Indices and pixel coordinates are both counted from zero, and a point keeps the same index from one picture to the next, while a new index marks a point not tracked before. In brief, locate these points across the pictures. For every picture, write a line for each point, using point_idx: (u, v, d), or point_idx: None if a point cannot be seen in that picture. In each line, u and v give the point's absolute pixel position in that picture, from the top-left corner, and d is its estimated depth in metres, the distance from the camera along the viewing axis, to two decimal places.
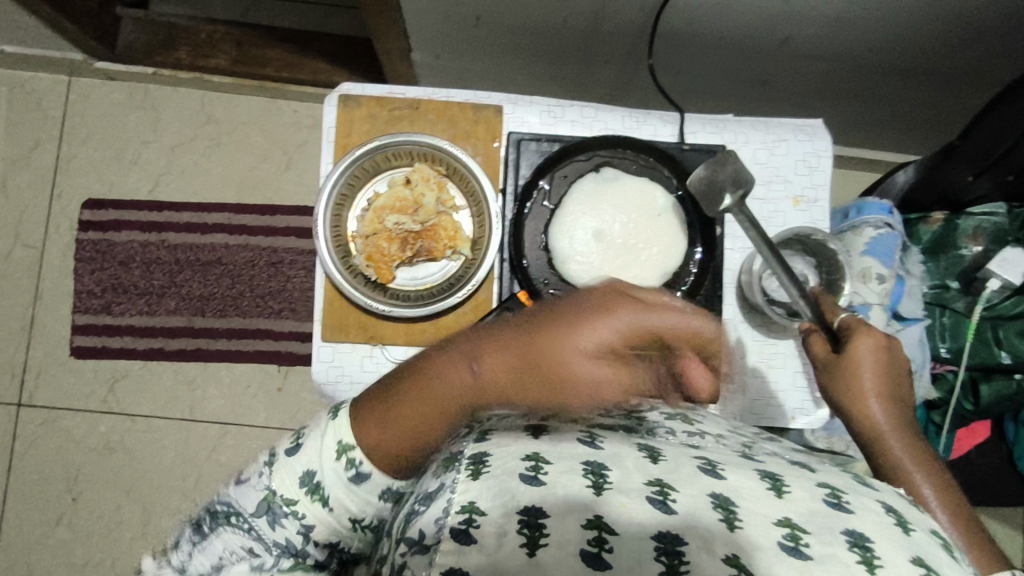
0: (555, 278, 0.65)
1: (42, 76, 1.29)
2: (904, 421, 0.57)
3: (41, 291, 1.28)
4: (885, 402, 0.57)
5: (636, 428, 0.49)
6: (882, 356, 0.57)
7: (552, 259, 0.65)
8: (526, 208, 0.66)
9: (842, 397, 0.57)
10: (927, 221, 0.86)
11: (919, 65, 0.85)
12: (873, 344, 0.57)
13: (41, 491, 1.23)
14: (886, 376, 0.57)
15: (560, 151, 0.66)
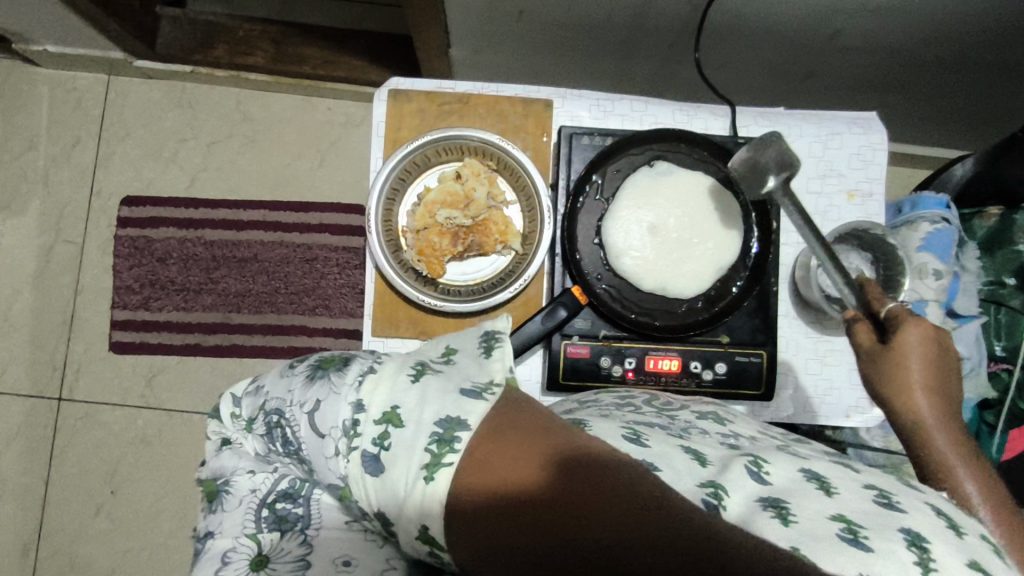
0: (608, 273, 0.65)
1: (83, 76, 1.31)
2: (952, 418, 0.52)
3: (81, 287, 1.29)
4: (936, 398, 0.52)
5: (671, 429, 0.49)
6: (930, 346, 0.51)
7: (606, 254, 0.65)
8: (579, 202, 0.65)
9: (886, 388, 0.52)
10: (982, 216, 0.84)
11: (972, 57, 0.84)
12: (920, 335, 0.51)
13: (81, 484, 1.25)
14: (939, 370, 0.52)
15: (614, 144, 0.65)
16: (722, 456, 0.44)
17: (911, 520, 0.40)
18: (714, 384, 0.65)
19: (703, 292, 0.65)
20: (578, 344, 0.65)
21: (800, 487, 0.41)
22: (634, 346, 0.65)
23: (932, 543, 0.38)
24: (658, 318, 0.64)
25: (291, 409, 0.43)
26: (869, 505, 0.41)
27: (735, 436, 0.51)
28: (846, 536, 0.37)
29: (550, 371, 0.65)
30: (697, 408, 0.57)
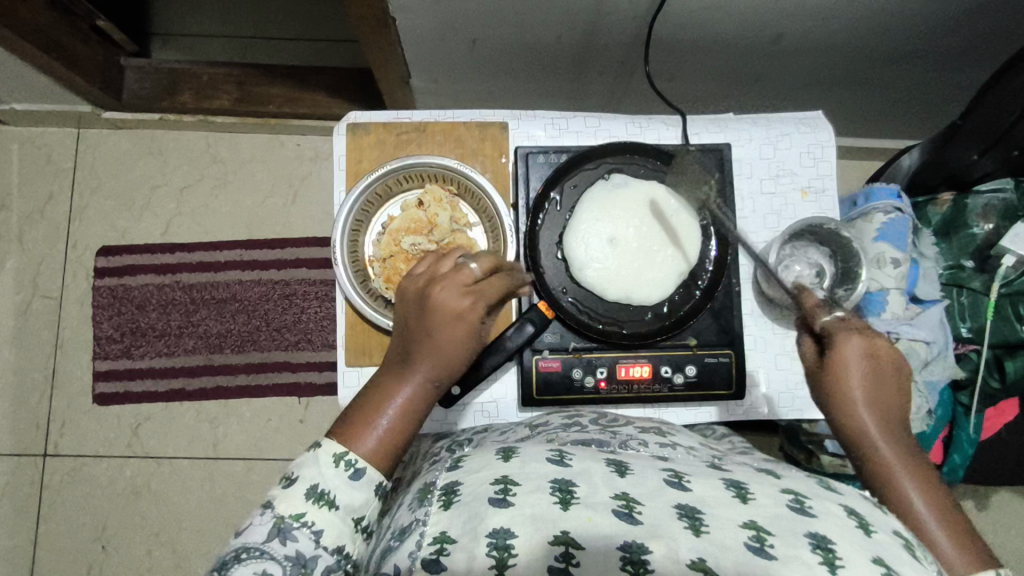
0: (572, 285, 0.66)
1: (52, 130, 1.32)
2: (895, 425, 0.55)
3: (61, 341, 1.29)
4: (883, 415, 0.55)
5: (609, 442, 0.53)
6: (871, 360, 0.56)
7: (570, 267, 0.66)
8: (539, 219, 0.66)
9: (829, 403, 0.56)
10: (935, 203, 0.88)
11: (910, 50, 0.87)
12: (861, 345, 0.56)
13: (72, 540, 1.24)
14: (879, 394, 0.55)
15: (569, 161, 0.67)
16: (646, 469, 0.45)
17: (822, 523, 0.40)
18: (686, 387, 0.67)
19: (666, 298, 0.66)
20: (550, 358, 0.66)
21: (716, 495, 0.42)
22: (604, 356, 0.66)
23: (839, 544, 0.38)
24: (624, 326, 0.66)
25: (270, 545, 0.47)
26: (781, 510, 0.41)
27: (673, 446, 0.54)
28: (754, 544, 0.37)
29: (523, 387, 0.66)
30: (640, 425, 0.60)
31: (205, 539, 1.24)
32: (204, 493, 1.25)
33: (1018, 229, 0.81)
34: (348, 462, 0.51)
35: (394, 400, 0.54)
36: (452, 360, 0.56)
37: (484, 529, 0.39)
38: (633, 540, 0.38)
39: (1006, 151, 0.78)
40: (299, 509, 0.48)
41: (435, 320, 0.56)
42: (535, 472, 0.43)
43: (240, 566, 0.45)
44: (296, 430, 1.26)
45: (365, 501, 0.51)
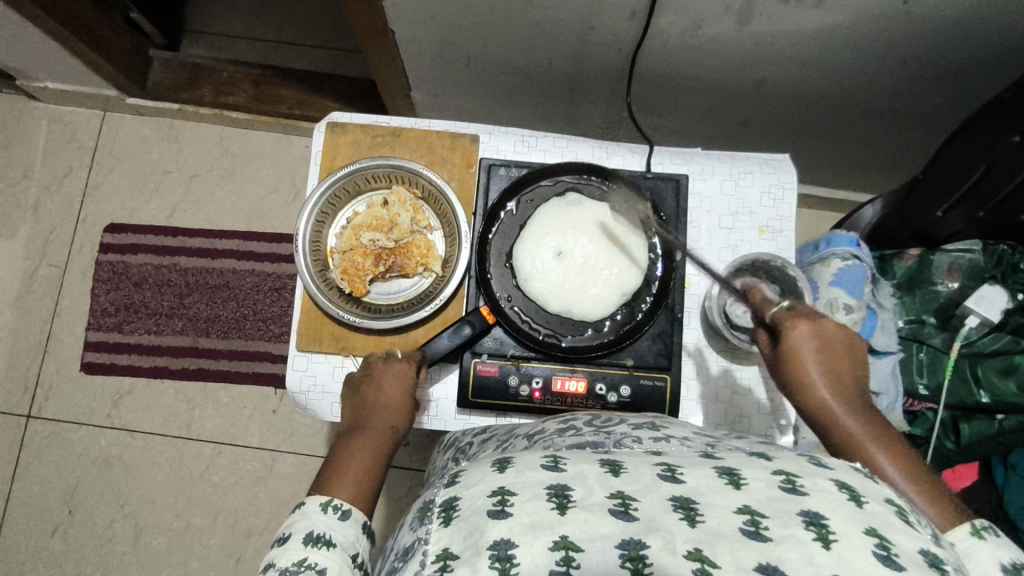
0: (518, 294, 0.68)
1: (80, 111, 1.40)
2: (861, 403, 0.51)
3: (59, 309, 1.35)
4: (842, 390, 0.52)
5: (604, 442, 0.53)
6: (822, 339, 0.53)
7: (517, 276, 0.68)
8: (492, 230, 0.69)
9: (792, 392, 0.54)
10: (902, 257, 0.89)
11: (888, 107, 0.88)
12: (806, 329, 0.53)
13: (40, 502, 1.27)
14: (833, 367, 0.52)
15: (524, 176, 0.70)
16: (638, 465, 0.46)
17: (815, 500, 0.40)
18: (619, 407, 0.68)
19: (608, 316, 0.68)
20: (488, 362, 0.68)
21: (708, 483, 0.42)
22: (541, 367, 0.68)
23: (833, 520, 0.38)
24: (564, 339, 0.67)
25: None
26: (774, 492, 0.41)
27: (667, 438, 0.52)
28: (747, 530, 0.39)
29: (461, 389, 0.68)
30: (634, 421, 0.57)
31: (166, 517, 1.25)
32: (171, 471, 1.27)
33: (982, 292, 0.81)
34: (335, 507, 0.52)
35: (360, 447, 0.58)
36: (400, 412, 0.62)
37: (486, 542, 0.41)
38: (631, 536, 0.40)
39: (971, 211, 0.77)
40: (299, 556, 0.48)
41: (376, 383, 0.64)
42: (530, 480, 0.45)
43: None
44: (268, 419, 1.29)
45: (357, 538, 0.52)
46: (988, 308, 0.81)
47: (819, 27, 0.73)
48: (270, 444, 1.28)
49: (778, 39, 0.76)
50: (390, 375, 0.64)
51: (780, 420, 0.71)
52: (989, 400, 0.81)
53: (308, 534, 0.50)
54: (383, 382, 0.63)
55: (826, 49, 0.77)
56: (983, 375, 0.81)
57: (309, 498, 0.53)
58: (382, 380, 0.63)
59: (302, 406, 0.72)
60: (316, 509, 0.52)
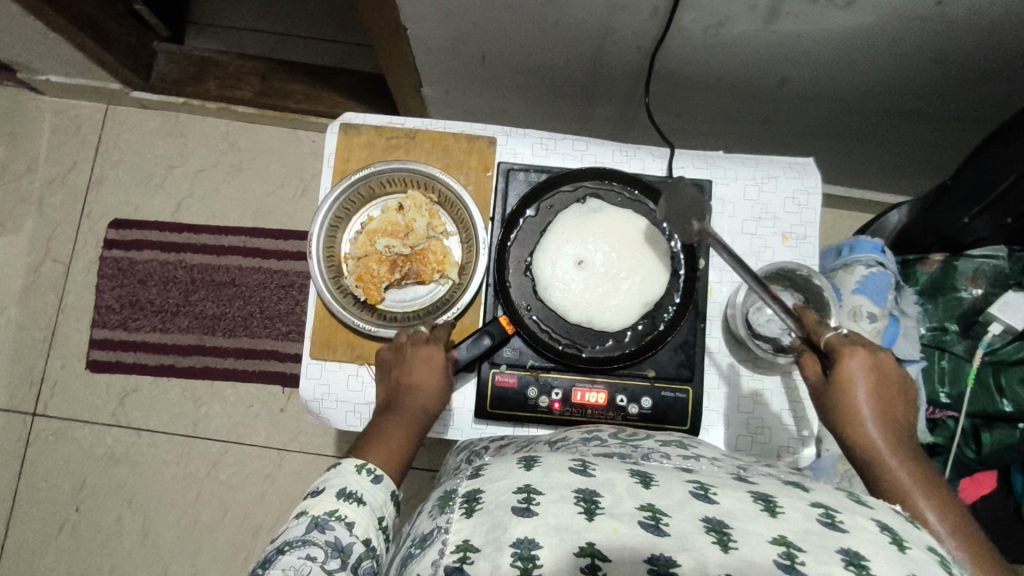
0: (537, 303, 0.67)
1: (84, 104, 1.38)
2: (905, 440, 0.50)
3: (64, 304, 1.33)
4: (889, 427, 0.50)
5: (631, 454, 0.52)
6: (876, 374, 0.50)
7: (536, 284, 0.67)
8: (511, 236, 0.68)
9: (832, 422, 0.52)
10: (925, 262, 0.87)
11: (913, 108, 0.86)
12: (864, 363, 0.50)
13: (48, 500, 1.26)
14: (884, 404, 0.50)
15: (547, 180, 0.69)
16: (670, 480, 0.46)
17: (854, 538, 0.39)
18: (640, 419, 0.67)
19: (629, 326, 0.66)
20: (507, 373, 0.67)
21: (743, 508, 0.42)
22: (561, 378, 0.67)
23: (874, 561, 0.37)
24: (583, 349, 0.66)
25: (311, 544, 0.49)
26: (811, 525, 0.40)
27: (696, 457, 0.52)
28: (783, 561, 0.37)
29: (479, 399, 0.67)
30: (661, 437, 0.56)
31: (174, 515, 1.25)
32: (179, 469, 1.26)
33: (1008, 299, 0.79)
34: (369, 470, 0.56)
35: (395, 429, 0.60)
36: (429, 393, 0.62)
37: (507, 539, 0.40)
38: (661, 552, 0.39)
39: (999, 217, 0.77)
40: (331, 506, 0.53)
41: (405, 364, 0.63)
42: (558, 482, 0.45)
43: (286, 555, 0.48)
44: (276, 418, 1.28)
45: (384, 502, 0.56)
46: (1014, 317, 0.79)
47: (847, 28, 0.71)
48: (277, 443, 1.27)
49: (804, 39, 0.74)
50: (417, 358, 0.63)
51: (802, 432, 0.69)
52: (1012, 409, 0.79)
53: (341, 488, 0.54)
54: (411, 364, 0.63)
55: (854, 50, 0.75)
56: (1007, 384, 0.80)
57: (345, 458, 0.58)
58: (410, 363, 0.63)
59: (314, 414, 0.71)
60: (350, 471, 0.56)
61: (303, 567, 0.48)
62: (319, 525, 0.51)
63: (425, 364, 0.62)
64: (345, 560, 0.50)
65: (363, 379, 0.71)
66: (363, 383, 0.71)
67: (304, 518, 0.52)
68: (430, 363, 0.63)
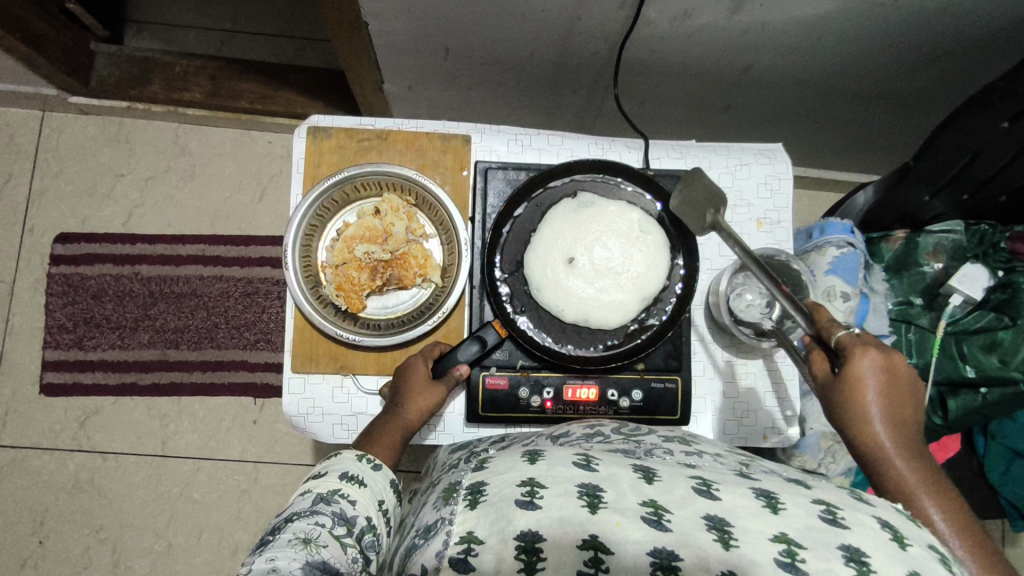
0: (531, 305, 0.66)
1: (15, 111, 1.28)
2: (911, 439, 0.50)
3: (10, 327, 1.25)
4: (897, 427, 0.50)
5: (635, 449, 0.52)
6: (885, 374, 0.50)
7: (529, 286, 0.66)
8: (503, 233, 0.67)
9: (838, 421, 0.52)
10: (889, 240, 0.90)
11: (870, 90, 0.89)
12: (874, 363, 0.50)
13: (8, 534, 1.19)
14: (891, 402, 0.50)
15: (530, 179, 0.67)
16: (673, 476, 0.46)
17: (854, 535, 0.41)
18: (631, 411, 0.67)
19: (626, 323, 0.66)
20: (497, 375, 0.67)
21: (746, 505, 0.42)
22: (551, 376, 0.67)
23: (873, 557, 0.39)
24: (578, 350, 0.66)
25: (319, 516, 0.50)
26: (812, 521, 0.41)
27: (698, 452, 0.52)
28: (783, 559, 0.39)
29: (470, 403, 0.66)
30: (663, 433, 0.57)
31: (148, 538, 1.20)
32: (149, 491, 1.21)
33: (966, 271, 0.83)
34: (369, 459, 0.58)
35: (393, 427, 0.62)
36: (422, 394, 0.63)
37: (513, 533, 0.41)
38: (663, 545, 0.40)
39: (957, 195, 0.80)
40: (335, 485, 0.54)
41: (404, 369, 0.65)
42: (561, 476, 0.45)
43: (295, 522, 0.49)
44: (249, 431, 1.24)
45: (385, 488, 0.57)
46: (972, 287, 0.83)
47: (810, 15, 0.72)
48: (253, 456, 1.23)
49: (769, 27, 0.75)
50: (413, 361, 0.65)
51: (785, 412, 0.71)
52: (975, 374, 0.83)
53: (345, 471, 0.56)
54: (407, 368, 0.64)
55: (817, 36, 0.76)
56: (970, 352, 0.84)
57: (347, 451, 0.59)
58: (406, 367, 0.65)
59: (299, 429, 0.69)
60: (355, 458, 0.57)
61: (312, 530, 0.48)
62: (324, 501, 0.52)
63: (419, 366, 0.64)
64: (351, 529, 0.51)
65: (349, 391, 0.69)
66: (349, 396, 0.69)
67: (308, 497, 0.52)
68: (424, 366, 0.64)
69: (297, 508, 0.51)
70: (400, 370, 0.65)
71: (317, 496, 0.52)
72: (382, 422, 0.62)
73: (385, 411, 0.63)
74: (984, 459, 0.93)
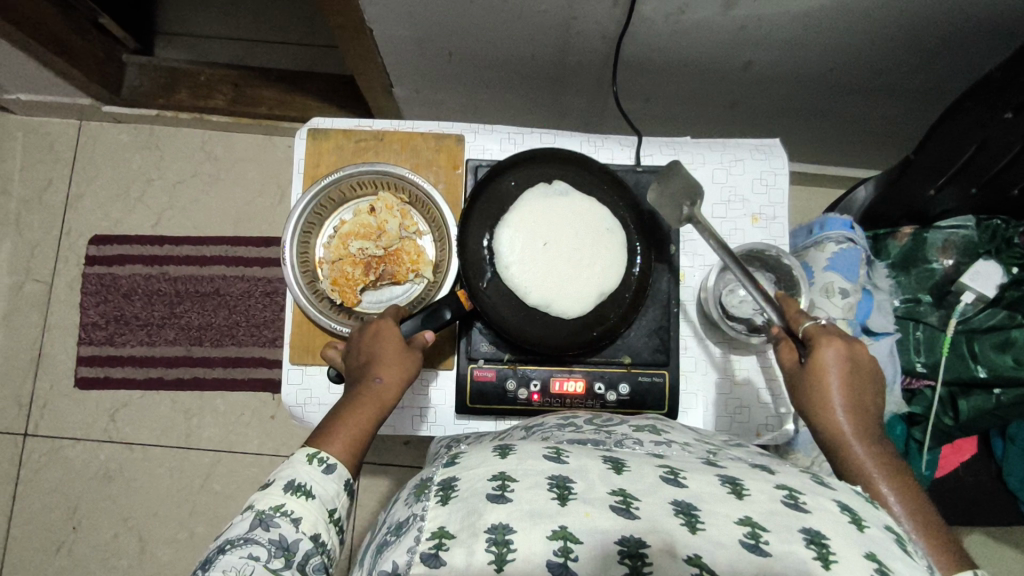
0: (496, 283, 0.66)
1: (56, 121, 1.37)
2: (874, 431, 0.52)
3: (49, 324, 1.32)
4: (859, 416, 0.53)
5: (604, 440, 0.52)
6: (849, 366, 0.53)
7: (496, 264, 0.66)
8: (475, 208, 0.67)
9: (804, 409, 0.54)
10: (895, 236, 0.89)
11: (877, 83, 0.87)
12: (837, 352, 0.53)
13: (44, 519, 1.26)
14: (855, 393, 0.53)
15: (493, 168, 0.67)
16: (642, 465, 0.46)
17: (816, 518, 0.40)
18: (618, 405, 0.68)
19: (586, 315, 0.66)
20: (485, 367, 0.69)
21: (712, 491, 0.42)
22: (539, 369, 0.68)
23: (833, 540, 0.39)
24: (548, 335, 0.65)
25: (253, 547, 0.47)
26: (775, 506, 0.41)
27: (667, 442, 0.52)
28: (747, 541, 0.39)
29: (458, 394, 0.69)
30: (635, 422, 0.57)
31: (171, 527, 1.25)
32: (173, 482, 1.27)
33: (978, 267, 0.82)
34: (321, 459, 0.54)
35: (363, 411, 0.58)
36: (396, 375, 0.59)
37: (483, 525, 0.39)
38: (631, 534, 0.39)
39: (964, 187, 0.78)
40: (278, 501, 0.51)
41: (373, 348, 0.60)
42: (532, 469, 0.44)
43: (226, 554, 0.46)
44: (267, 425, 1.29)
45: (336, 493, 0.54)
46: (985, 284, 0.82)
47: (805, 9, 0.71)
48: (270, 450, 1.28)
49: (765, 21, 0.75)
50: (384, 339, 0.60)
51: (780, 409, 0.71)
52: (987, 374, 0.80)
53: (289, 481, 0.52)
54: (378, 346, 0.60)
55: (816, 29, 0.75)
56: (980, 351, 0.81)
57: (306, 448, 0.55)
58: (377, 345, 0.60)
59: (298, 419, 0.72)
60: (304, 461, 0.54)
61: (244, 566, 0.46)
62: (262, 522, 0.49)
63: (390, 346, 0.60)
64: (290, 559, 0.48)
65: None
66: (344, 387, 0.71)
67: (246, 516, 0.50)
68: (397, 344, 0.60)
69: (235, 533, 0.49)
70: (370, 348, 0.61)
71: (256, 517, 0.49)
72: (351, 406, 0.58)
73: (353, 393, 0.59)
74: (1003, 463, 0.88)
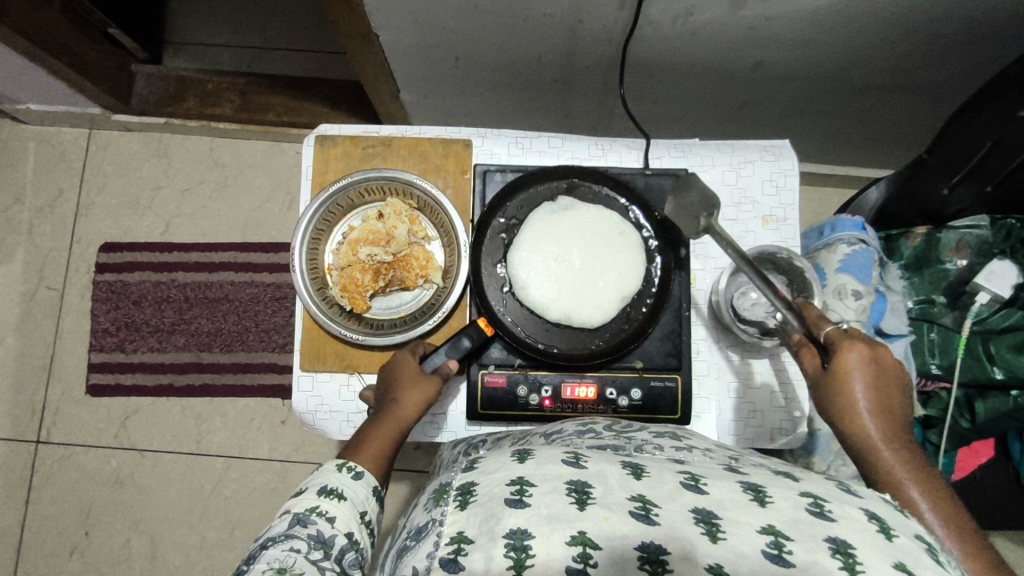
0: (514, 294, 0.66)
1: (67, 130, 1.38)
2: (899, 434, 0.52)
3: (60, 331, 1.33)
4: (886, 419, 0.52)
5: (625, 445, 0.52)
6: (873, 368, 0.52)
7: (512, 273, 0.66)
8: (500, 223, 0.68)
9: (829, 414, 0.54)
10: (909, 237, 0.88)
11: (887, 81, 0.86)
12: (861, 356, 0.52)
13: (56, 525, 1.27)
14: (881, 396, 0.52)
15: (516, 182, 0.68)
16: (661, 471, 0.45)
17: (841, 527, 0.39)
18: (630, 410, 0.68)
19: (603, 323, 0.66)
20: (496, 373, 0.68)
21: (733, 498, 0.41)
22: (550, 375, 0.68)
23: (860, 550, 0.38)
24: (570, 347, 0.65)
25: (293, 542, 0.49)
26: (799, 514, 0.40)
27: (687, 448, 0.52)
28: (770, 552, 0.38)
29: (470, 401, 0.68)
30: (654, 429, 0.57)
31: (183, 532, 1.26)
32: (184, 487, 1.27)
33: (993, 267, 0.81)
34: (350, 467, 0.57)
35: (389, 427, 0.60)
36: (420, 393, 0.61)
37: (501, 530, 0.39)
38: (651, 540, 0.38)
39: (979, 186, 0.78)
40: (313, 502, 0.52)
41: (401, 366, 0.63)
42: (551, 474, 0.43)
43: (270, 549, 0.48)
44: (277, 430, 1.29)
45: (366, 496, 0.56)
46: (999, 284, 0.81)
47: (815, 8, 0.71)
48: (281, 455, 1.28)
49: (773, 22, 0.74)
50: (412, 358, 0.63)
51: (794, 413, 0.70)
52: (1003, 376, 0.80)
53: (321, 485, 0.54)
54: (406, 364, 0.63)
55: (825, 28, 0.75)
56: (997, 353, 0.80)
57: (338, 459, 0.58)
58: (404, 364, 0.63)
59: (309, 425, 0.72)
60: (336, 471, 0.56)
61: (288, 557, 0.47)
62: (298, 523, 0.51)
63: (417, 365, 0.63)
64: (328, 552, 0.50)
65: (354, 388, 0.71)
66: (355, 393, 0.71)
67: (282, 520, 0.51)
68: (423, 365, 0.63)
69: (274, 535, 0.50)
70: (398, 367, 0.63)
71: (290, 520, 0.51)
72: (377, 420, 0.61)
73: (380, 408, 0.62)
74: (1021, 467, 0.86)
